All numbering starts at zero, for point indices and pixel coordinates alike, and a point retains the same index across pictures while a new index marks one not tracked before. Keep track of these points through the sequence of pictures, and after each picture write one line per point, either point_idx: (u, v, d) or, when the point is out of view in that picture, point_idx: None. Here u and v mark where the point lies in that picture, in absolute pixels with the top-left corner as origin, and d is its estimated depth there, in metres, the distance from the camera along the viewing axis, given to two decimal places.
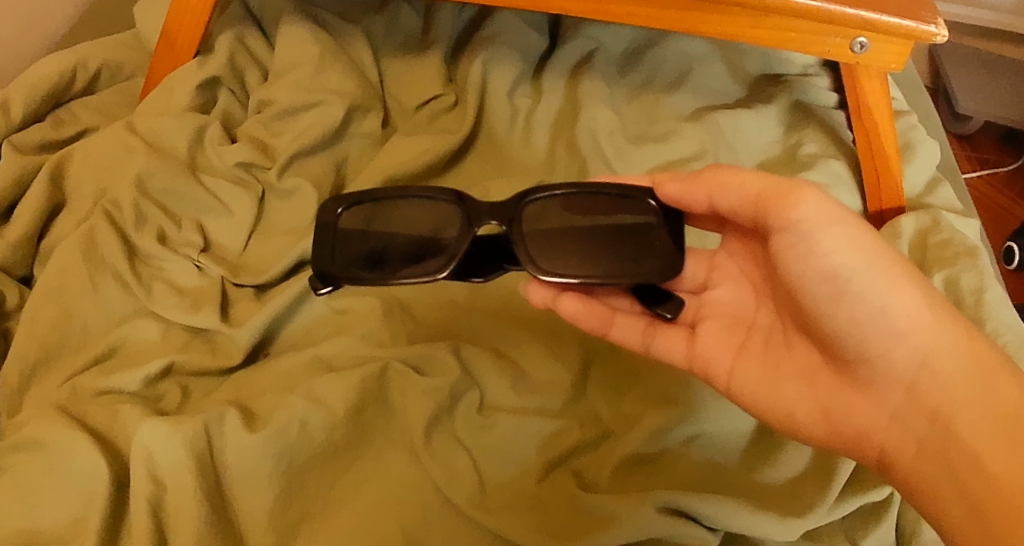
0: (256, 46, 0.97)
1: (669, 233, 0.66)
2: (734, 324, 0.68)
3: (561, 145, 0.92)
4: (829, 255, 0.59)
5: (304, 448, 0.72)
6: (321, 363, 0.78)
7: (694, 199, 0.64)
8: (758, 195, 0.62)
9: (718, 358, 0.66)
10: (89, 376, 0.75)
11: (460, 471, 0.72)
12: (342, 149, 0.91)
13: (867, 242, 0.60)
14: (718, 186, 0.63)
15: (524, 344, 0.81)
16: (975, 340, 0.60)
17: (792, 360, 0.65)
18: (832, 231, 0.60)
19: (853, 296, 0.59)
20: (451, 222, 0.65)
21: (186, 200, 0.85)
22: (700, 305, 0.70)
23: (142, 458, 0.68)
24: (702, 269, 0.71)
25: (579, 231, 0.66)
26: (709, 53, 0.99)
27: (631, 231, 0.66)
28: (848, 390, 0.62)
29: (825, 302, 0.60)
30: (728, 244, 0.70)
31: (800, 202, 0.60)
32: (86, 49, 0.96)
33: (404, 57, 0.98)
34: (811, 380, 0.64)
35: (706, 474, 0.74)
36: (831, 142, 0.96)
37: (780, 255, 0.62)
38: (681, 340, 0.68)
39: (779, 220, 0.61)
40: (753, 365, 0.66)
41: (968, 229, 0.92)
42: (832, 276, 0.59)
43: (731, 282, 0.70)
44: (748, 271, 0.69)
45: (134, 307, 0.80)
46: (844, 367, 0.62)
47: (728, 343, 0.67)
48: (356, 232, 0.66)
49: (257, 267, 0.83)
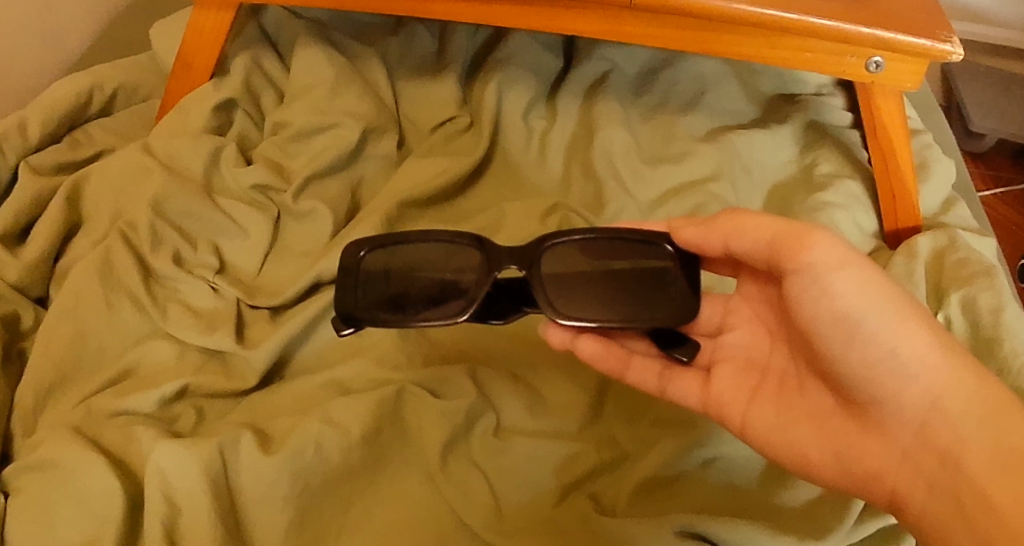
0: (272, 67, 0.97)
1: (686, 279, 0.66)
2: (748, 366, 0.67)
3: (576, 166, 0.92)
4: (842, 297, 0.59)
5: (320, 469, 0.72)
6: (337, 386, 0.78)
7: (709, 242, 0.65)
8: (770, 240, 0.62)
9: (731, 399, 0.66)
10: (104, 397, 0.75)
11: (476, 494, 0.73)
12: (358, 171, 0.91)
13: (878, 285, 0.60)
14: (735, 229, 0.64)
15: (541, 368, 0.80)
16: (985, 381, 0.59)
17: (804, 403, 0.64)
18: (844, 274, 0.60)
19: (864, 338, 0.59)
20: (469, 265, 0.65)
21: (202, 222, 0.84)
22: (716, 349, 0.69)
23: (157, 480, 0.69)
24: (718, 314, 0.70)
25: (596, 275, 0.66)
26: (723, 74, 0.99)
27: (649, 275, 0.66)
28: (860, 432, 0.62)
29: (838, 344, 0.60)
30: (744, 288, 0.70)
31: (812, 246, 0.60)
32: (103, 71, 0.96)
33: (419, 79, 0.98)
34: (822, 421, 0.63)
35: (724, 498, 0.74)
36: (846, 161, 0.95)
37: (793, 298, 0.61)
38: (695, 384, 0.67)
39: (792, 263, 0.61)
40: (765, 408, 0.65)
41: (984, 248, 0.92)
42: (844, 318, 0.59)
43: (747, 326, 0.69)
44: (762, 313, 0.68)
45: (149, 329, 0.80)
46: (856, 410, 0.62)
47: (741, 386, 0.66)
48: (379, 274, 0.65)
49: (272, 289, 0.82)
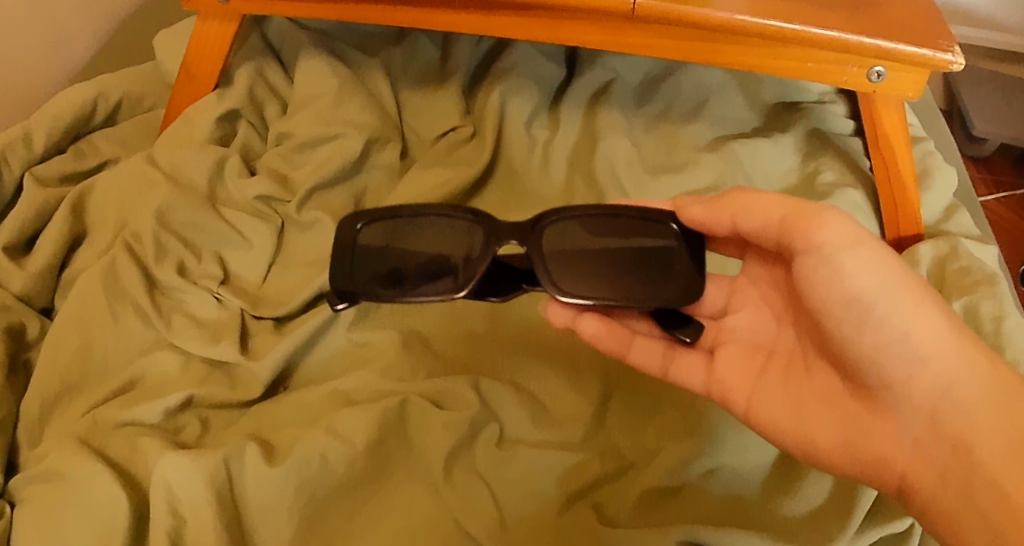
0: (276, 78, 0.98)
1: (690, 257, 0.66)
2: (755, 350, 0.67)
3: (579, 174, 0.92)
4: (853, 278, 0.60)
5: (324, 480, 0.73)
6: (341, 396, 0.78)
7: (717, 221, 0.65)
8: (781, 218, 0.63)
9: (738, 383, 0.66)
10: (110, 409, 0.76)
11: (479, 503, 0.73)
12: (361, 183, 0.90)
13: (890, 266, 0.61)
14: (743, 208, 0.64)
15: (545, 378, 0.81)
16: (997, 368, 0.59)
17: (812, 387, 0.65)
18: (855, 253, 0.60)
19: (875, 319, 0.60)
20: (471, 241, 0.66)
21: (206, 232, 0.84)
22: (720, 331, 0.69)
23: (162, 492, 0.70)
24: (722, 295, 0.71)
25: (596, 252, 0.67)
26: (726, 82, 0.99)
27: (651, 254, 0.67)
28: (869, 415, 0.62)
29: (849, 325, 0.61)
30: (750, 270, 0.71)
31: (824, 225, 0.61)
32: (108, 80, 0.97)
33: (422, 88, 0.99)
34: (830, 405, 0.63)
35: (728, 507, 0.74)
36: (849, 169, 0.95)
37: (803, 279, 0.62)
38: (700, 366, 0.67)
39: (803, 242, 0.62)
40: (772, 390, 0.65)
41: (986, 255, 0.92)
42: (856, 299, 0.60)
43: (752, 309, 0.70)
44: (769, 297, 0.69)
45: (154, 340, 0.81)
46: (866, 394, 0.62)
47: (748, 369, 0.66)
48: (377, 250, 0.66)
49: (276, 300, 0.82)
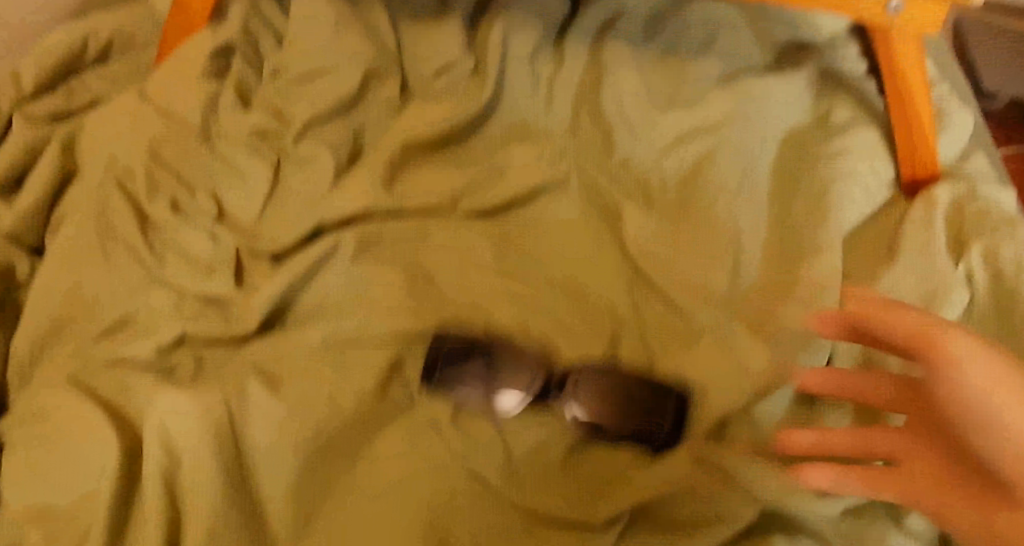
0: (270, 9, 0.93)
1: (681, 397, 0.71)
2: (899, 465, 0.59)
3: (585, 115, 0.88)
4: (967, 375, 0.51)
5: (330, 417, 0.71)
6: (341, 336, 0.74)
7: (869, 323, 0.59)
8: (912, 333, 0.55)
9: (891, 483, 0.59)
10: (102, 347, 0.74)
11: (488, 441, 0.70)
12: (358, 118, 0.87)
13: (1015, 369, 0.51)
14: (880, 320, 0.58)
15: (554, 316, 0.77)
16: None
17: (941, 495, 0.55)
18: (973, 361, 0.52)
19: (995, 423, 0.50)
20: (523, 366, 0.73)
21: (200, 170, 0.82)
22: (882, 447, 0.62)
23: (155, 432, 0.65)
24: (870, 393, 0.65)
25: (612, 390, 0.72)
26: (736, 19, 0.95)
27: (654, 392, 0.72)
28: (997, 506, 0.51)
29: (967, 426, 0.51)
30: (888, 389, 0.64)
31: (952, 337, 0.53)
32: (97, 18, 0.94)
33: (421, 22, 0.92)
34: (949, 482, 0.55)
35: (748, 447, 0.73)
36: (862, 109, 0.92)
37: (926, 391, 0.54)
38: (874, 486, 0.60)
39: (929, 353, 0.53)
40: (889, 479, 0.59)
41: (1004, 198, 0.89)
42: (971, 402, 0.51)
43: (906, 429, 0.60)
44: (912, 410, 0.61)
45: (147, 279, 0.77)
46: (1000, 487, 0.51)
47: (915, 483, 0.58)
48: (454, 356, 0.73)
49: (275, 233, 0.78)
